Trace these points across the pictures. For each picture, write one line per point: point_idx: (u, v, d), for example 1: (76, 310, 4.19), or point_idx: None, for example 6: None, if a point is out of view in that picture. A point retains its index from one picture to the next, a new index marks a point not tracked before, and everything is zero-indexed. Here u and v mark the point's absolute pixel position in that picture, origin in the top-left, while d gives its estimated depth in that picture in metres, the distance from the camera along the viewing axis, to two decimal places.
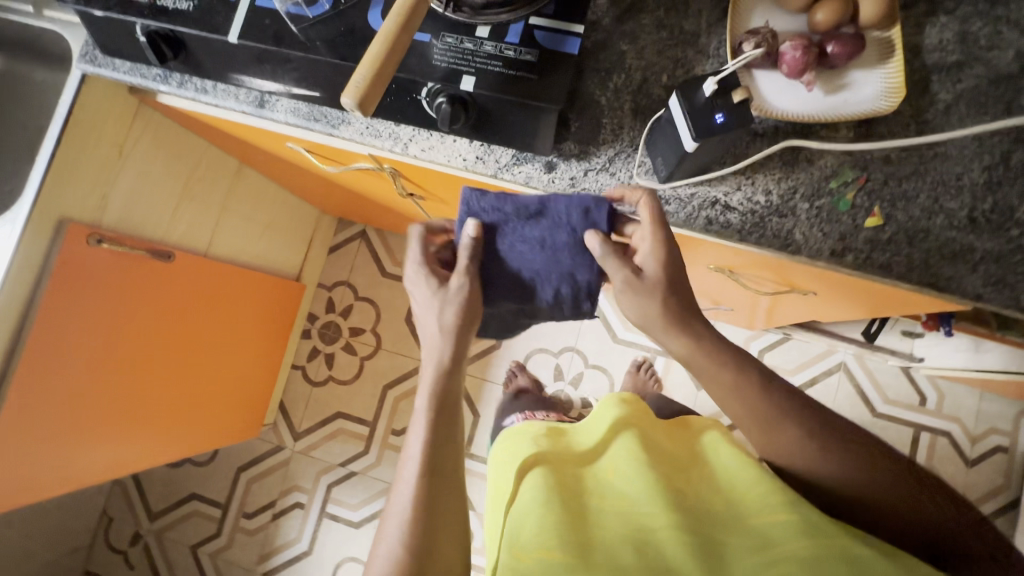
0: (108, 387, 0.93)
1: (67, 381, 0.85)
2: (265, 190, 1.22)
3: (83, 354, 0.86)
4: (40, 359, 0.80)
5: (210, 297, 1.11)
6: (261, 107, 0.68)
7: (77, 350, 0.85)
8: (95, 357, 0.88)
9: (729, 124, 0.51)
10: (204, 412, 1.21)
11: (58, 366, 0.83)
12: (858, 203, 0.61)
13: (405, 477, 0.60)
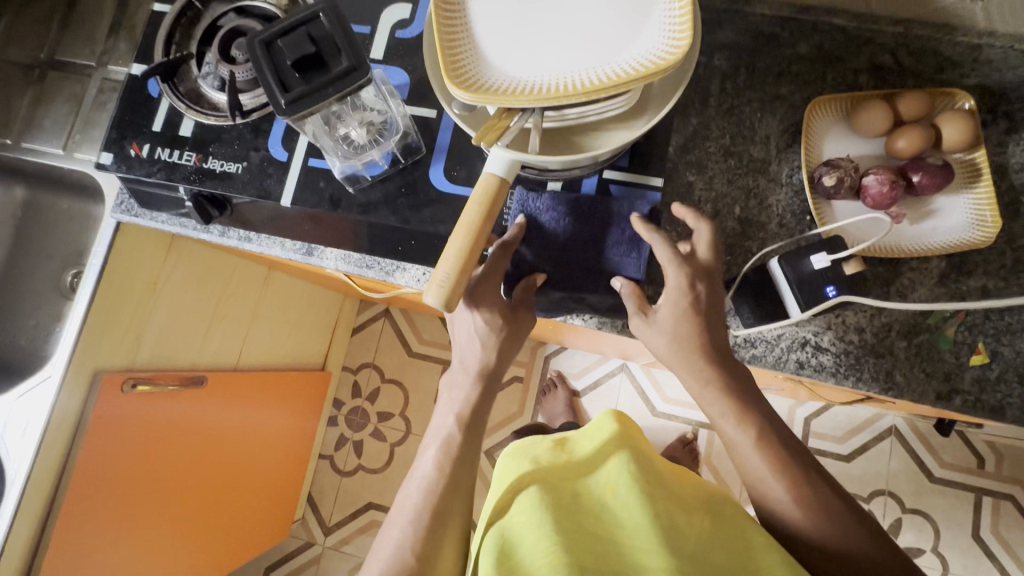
0: (147, 531, 0.87)
1: (105, 539, 0.79)
2: (293, 289, 1.18)
3: (119, 507, 0.80)
4: (76, 520, 0.75)
5: (245, 412, 1.05)
6: (310, 255, 0.63)
7: (113, 503, 0.79)
8: (132, 505, 0.82)
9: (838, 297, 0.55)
10: (239, 528, 1.14)
11: (94, 524, 0.78)
12: (960, 339, 0.57)
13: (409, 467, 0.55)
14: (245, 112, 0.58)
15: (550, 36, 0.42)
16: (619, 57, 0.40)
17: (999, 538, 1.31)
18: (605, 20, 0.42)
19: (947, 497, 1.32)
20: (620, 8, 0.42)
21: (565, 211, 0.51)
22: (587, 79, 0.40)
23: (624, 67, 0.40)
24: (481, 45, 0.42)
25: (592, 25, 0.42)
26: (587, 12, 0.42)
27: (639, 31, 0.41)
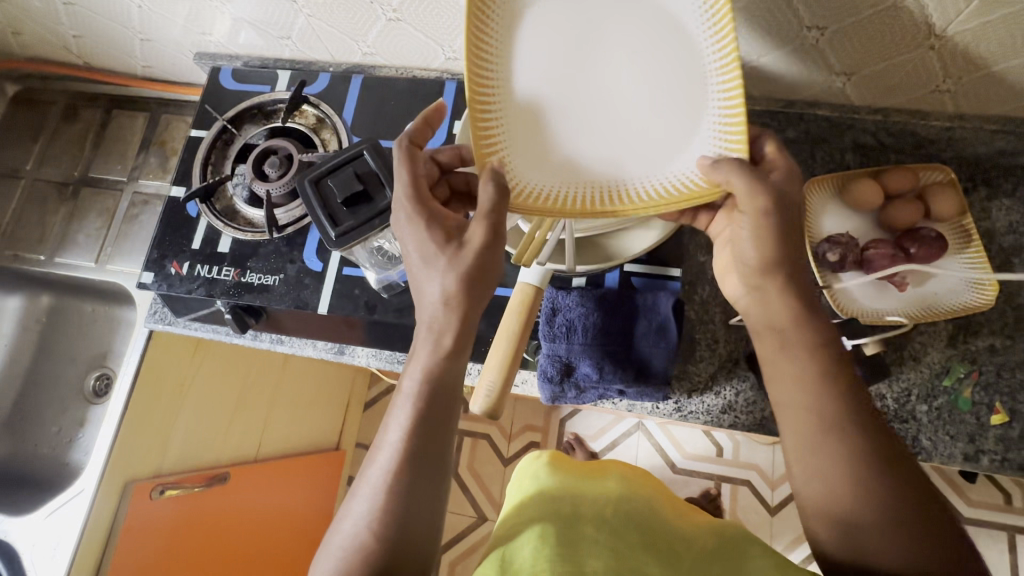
0: None
1: None
2: (310, 371, 1.19)
3: None
4: None
5: (265, 505, 1.04)
6: (341, 354, 0.66)
7: None
8: None
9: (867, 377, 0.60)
10: None
11: None
12: (977, 400, 0.59)
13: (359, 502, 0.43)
14: (280, 226, 0.62)
15: (595, 143, 0.44)
16: (667, 171, 0.43)
17: None
18: (651, 132, 0.44)
19: (980, 537, 1.30)
20: (665, 121, 0.44)
21: (593, 305, 0.54)
22: (638, 190, 0.43)
23: (671, 183, 0.43)
24: (524, 148, 0.44)
25: (637, 135, 0.44)
26: (635, 123, 0.44)
27: (681, 146, 0.44)
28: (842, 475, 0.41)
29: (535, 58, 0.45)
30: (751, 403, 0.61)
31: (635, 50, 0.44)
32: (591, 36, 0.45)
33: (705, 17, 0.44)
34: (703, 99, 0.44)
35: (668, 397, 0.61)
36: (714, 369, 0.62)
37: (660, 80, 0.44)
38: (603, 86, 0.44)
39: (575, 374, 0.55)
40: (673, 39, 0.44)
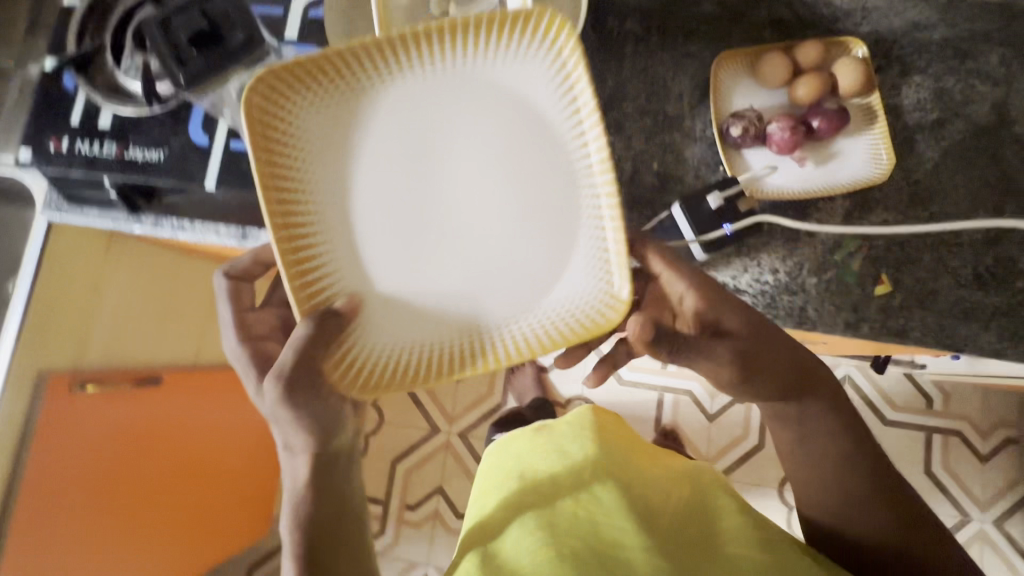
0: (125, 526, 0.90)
1: (81, 537, 0.83)
2: (255, 286, 1.16)
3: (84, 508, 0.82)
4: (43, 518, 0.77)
5: (213, 413, 1.08)
6: (245, 238, 0.64)
7: (79, 504, 0.81)
8: (103, 505, 0.85)
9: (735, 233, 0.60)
10: (225, 516, 1.18)
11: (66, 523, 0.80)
12: (864, 271, 0.61)
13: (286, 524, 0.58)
14: (161, 98, 0.57)
15: (466, 300, 0.48)
16: (572, 307, 0.48)
17: (950, 472, 1.38)
18: (530, 284, 0.49)
19: (899, 437, 1.39)
20: (539, 262, 0.49)
21: None
22: (546, 325, 0.48)
23: (579, 317, 0.48)
24: (387, 321, 0.48)
25: (518, 274, 0.49)
26: (505, 286, 0.49)
27: (566, 300, 0.49)
28: (828, 478, 0.59)
29: (384, 237, 0.48)
30: (650, 279, 0.62)
31: (492, 194, 0.49)
32: (440, 181, 0.49)
33: (559, 96, 0.49)
34: (573, 228, 0.49)
35: None
36: None
37: (525, 185, 0.49)
38: (463, 239, 0.49)
39: None
40: (530, 129, 0.49)
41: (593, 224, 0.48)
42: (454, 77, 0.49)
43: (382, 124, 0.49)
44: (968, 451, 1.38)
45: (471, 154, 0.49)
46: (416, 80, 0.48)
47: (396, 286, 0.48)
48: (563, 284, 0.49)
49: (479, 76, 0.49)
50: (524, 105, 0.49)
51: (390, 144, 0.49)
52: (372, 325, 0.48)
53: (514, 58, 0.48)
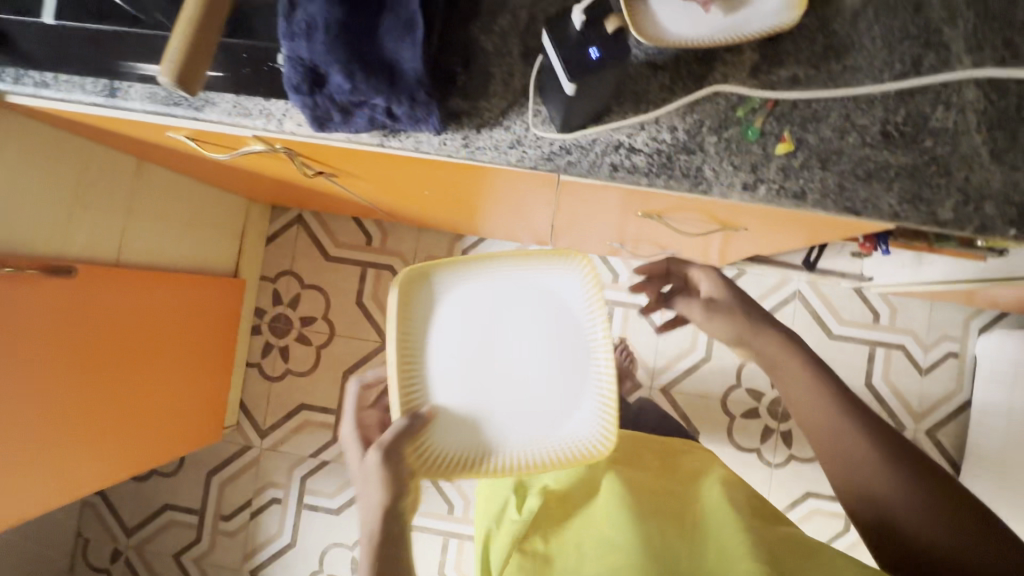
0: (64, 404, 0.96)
1: (22, 411, 0.88)
2: (176, 183, 1.16)
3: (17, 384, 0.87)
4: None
5: (133, 311, 1.08)
6: (113, 96, 0.61)
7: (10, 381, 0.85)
8: (37, 381, 0.90)
9: (603, 61, 0.49)
10: (171, 409, 1.24)
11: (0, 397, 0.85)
12: (767, 130, 0.57)
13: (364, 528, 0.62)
14: None
15: (502, 422, 0.66)
16: (577, 439, 0.66)
17: (890, 384, 1.41)
18: (538, 441, 0.66)
19: (843, 350, 1.41)
20: (553, 424, 0.67)
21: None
22: (546, 454, 0.65)
23: (581, 446, 0.66)
24: (450, 431, 0.65)
25: (540, 425, 0.67)
26: (524, 434, 0.66)
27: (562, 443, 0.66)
28: (877, 473, 0.55)
29: (451, 346, 0.65)
30: (541, 139, 0.58)
31: (530, 384, 0.67)
32: (495, 355, 0.66)
33: (588, 310, 0.67)
34: (583, 384, 0.68)
35: (454, 133, 0.59)
36: (506, 104, 0.58)
37: (554, 370, 0.68)
38: (514, 394, 0.67)
39: (327, 87, 0.51)
40: (558, 324, 0.68)
41: (596, 376, 0.68)
42: (527, 274, 0.67)
43: (456, 319, 0.65)
44: (909, 363, 1.41)
45: (514, 391, 0.67)
46: (490, 277, 0.66)
47: (452, 435, 0.65)
48: (560, 353, 0.68)
49: (541, 279, 0.67)
50: (562, 302, 0.68)
51: (466, 323, 0.66)
52: (441, 432, 0.64)
53: (555, 266, 0.67)
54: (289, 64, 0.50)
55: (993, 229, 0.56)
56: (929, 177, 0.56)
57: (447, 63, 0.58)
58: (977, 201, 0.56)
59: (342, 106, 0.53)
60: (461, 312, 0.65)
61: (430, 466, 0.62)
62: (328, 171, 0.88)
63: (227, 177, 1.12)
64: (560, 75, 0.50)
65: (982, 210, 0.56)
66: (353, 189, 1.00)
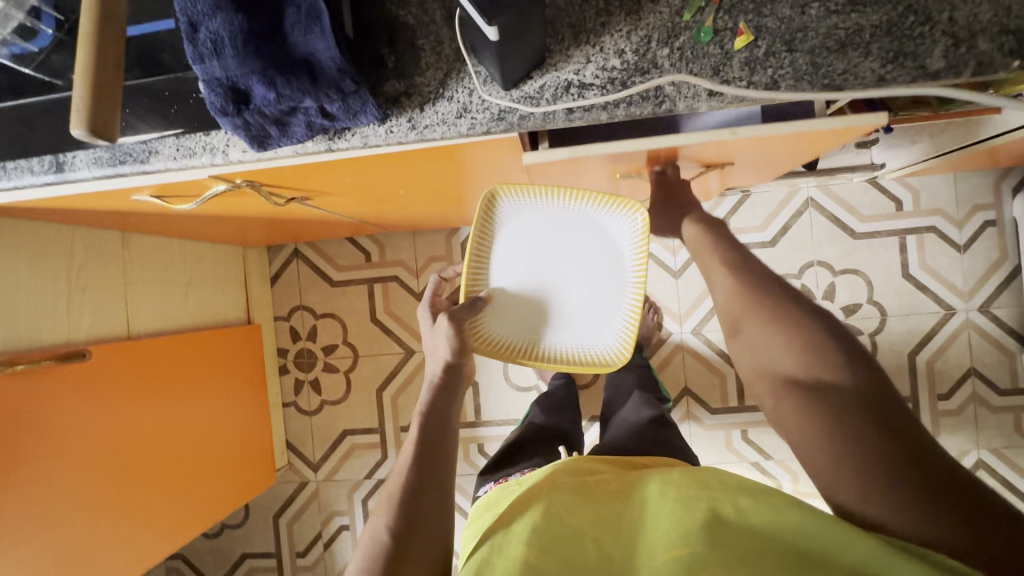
0: (109, 484, 0.97)
1: (69, 501, 0.90)
2: (166, 248, 1.18)
3: (57, 476, 0.88)
4: (24, 489, 0.84)
5: (157, 380, 1.10)
6: (62, 170, 0.60)
7: (50, 474, 0.87)
8: (76, 469, 0.91)
9: None
10: (219, 466, 1.26)
11: (45, 492, 0.87)
12: (720, 26, 0.53)
13: (401, 463, 0.72)
14: None
15: (547, 320, 0.79)
16: (612, 339, 0.78)
17: (930, 270, 1.34)
18: (577, 342, 0.79)
19: (871, 247, 1.35)
20: (590, 333, 0.78)
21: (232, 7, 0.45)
22: (593, 351, 0.78)
23: (618, 343, 0.78)
24: (505, 321, 0.79)
25: (589, 327, 0.79)
26: (568, 335, 0.79)
27: (597, 349, 0.78)
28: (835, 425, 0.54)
29: (510, 257, 0.78)
30: (487, 100, 0.55)
31: (582, 301, 0.78)
32: (546, 269, 0.78)
33: (631, 244, 0.76)
34: (618, 299, 0.78)
35: (398, 117, 0.56)
36: (443, 74, 0.55)
37: (596, 283, 0.78)
38: (565, 304, 0.79)
39: (253, 102, 0.49)
40: (601, 249, 0.77)
41: (632, 292, 0.77)
42: (584, 204, 0.76)
43: (542, 242, 0.77)
44: (945, 243, 1.33)
45: (565, 304, 0.78)
46: (553, 204, 0.76)
47: (510, 330, 0.79)
48: (588, 273, 0.78)
49: (596, 218, 0.77)
50: (609, 233, 0.77)
51: (529, 247, 0.78)
52: (509, 335, 0.79)
53: (608, 212, 0.76)
54: (207, 89, 0.47)
55: (993, 65, 0.50)
56: (909, 29, 0.50)
57: (375, 49, 0.55)
58: (969, 40, 0.50)
59: (274, 118, 0.51)
60: (518, 232, 0.77)
61: (489, 345, 0.78)
62: (299, 195, 0.87)
63: (210, 228, 1.12)
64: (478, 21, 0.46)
65: (977, 49, 0.50)
66: (331, 207, 0.99)
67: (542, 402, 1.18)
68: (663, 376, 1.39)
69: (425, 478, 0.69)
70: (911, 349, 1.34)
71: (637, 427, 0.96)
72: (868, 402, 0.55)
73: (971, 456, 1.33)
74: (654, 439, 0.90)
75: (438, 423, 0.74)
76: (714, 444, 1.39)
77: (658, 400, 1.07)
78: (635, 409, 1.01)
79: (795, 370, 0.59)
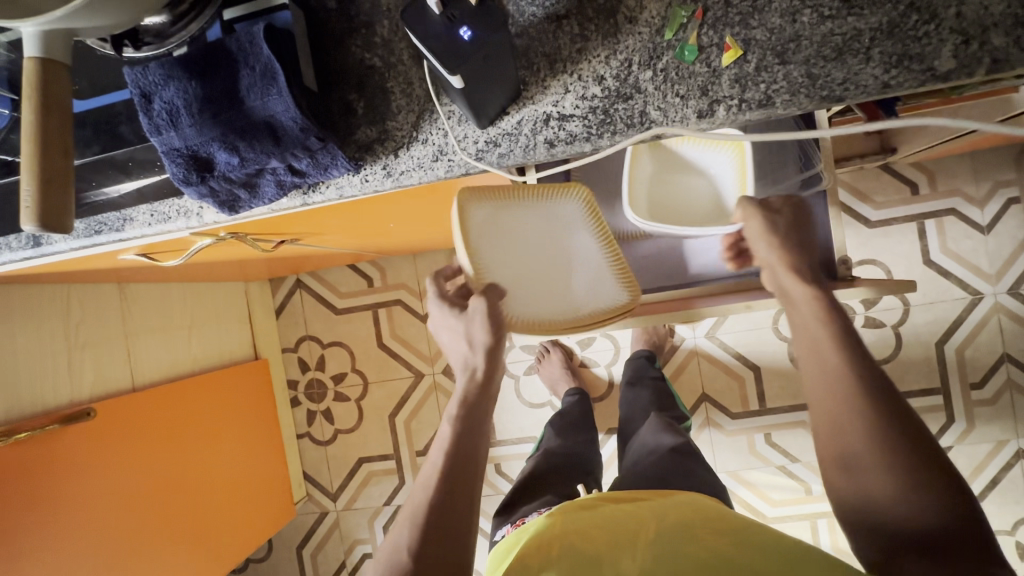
0: (127, 543, 0.97)
1: (87, 564, 0.90)
2: (166, 293, 1.18)
3: (73, 543, 0.88)
4: (40, 560, 0.83)
5: (169, 428, 1.09)
6: (40, 245, 0.60)
7: (65, 542, 0.87)
8: (92, 532, 0.91)
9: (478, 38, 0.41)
10: (236, 508, 1.25)
11: (61, 561, 0.86)
12: (705, 43, 0.49)
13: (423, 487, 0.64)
14: None
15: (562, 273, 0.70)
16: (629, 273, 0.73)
17: (953, 254, 1.27)
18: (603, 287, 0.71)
19: (889, 235, 1.29)
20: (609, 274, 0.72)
21: (185, 75, 0.43)
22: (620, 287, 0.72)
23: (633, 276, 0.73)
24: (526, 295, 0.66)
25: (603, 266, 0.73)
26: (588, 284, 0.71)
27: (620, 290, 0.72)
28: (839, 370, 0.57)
29: (502, 232, 0.66)
30: (463, 141, 0.52)
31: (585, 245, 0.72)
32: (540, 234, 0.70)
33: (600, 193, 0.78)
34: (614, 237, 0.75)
35: (372, 166, 0.53)
36: (415, 117, 0.53)
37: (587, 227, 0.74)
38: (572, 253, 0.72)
39: (216, 168, 0.47)
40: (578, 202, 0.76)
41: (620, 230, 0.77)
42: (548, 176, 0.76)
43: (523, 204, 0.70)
44: (967, 225, 1.27)
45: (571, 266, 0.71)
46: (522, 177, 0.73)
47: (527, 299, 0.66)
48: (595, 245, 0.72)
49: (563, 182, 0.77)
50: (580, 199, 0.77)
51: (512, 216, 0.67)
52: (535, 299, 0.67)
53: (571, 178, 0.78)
54: (168, 158, 0.45)
55: (1011, 60, 0.45)
56: (912, 29, 0.46)
57: (343, 95, 0.53)
58: (981, 37, 0.45)
59: (242, 181, 0.49)
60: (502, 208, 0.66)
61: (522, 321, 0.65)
62: (289, 238, 0.85)
63: (207, 272, 1.11)
64: (440, 68, 0.42)
65: (990, 45, 0.45)
66: (324, 243, 0.97)
67: (557, 423, 1.15)
68: (679, 384, 1.36)
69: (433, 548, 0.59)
70: (938, 338, 1.29)
71: (655, 449, 0.92)
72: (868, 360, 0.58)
73: (1009, 446, 1.27)
74: (670, 467, 0.86)
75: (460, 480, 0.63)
76: (737, 450, 1.34)
77: (674, 422, 1.03)
78: (653, 433, 0.97)
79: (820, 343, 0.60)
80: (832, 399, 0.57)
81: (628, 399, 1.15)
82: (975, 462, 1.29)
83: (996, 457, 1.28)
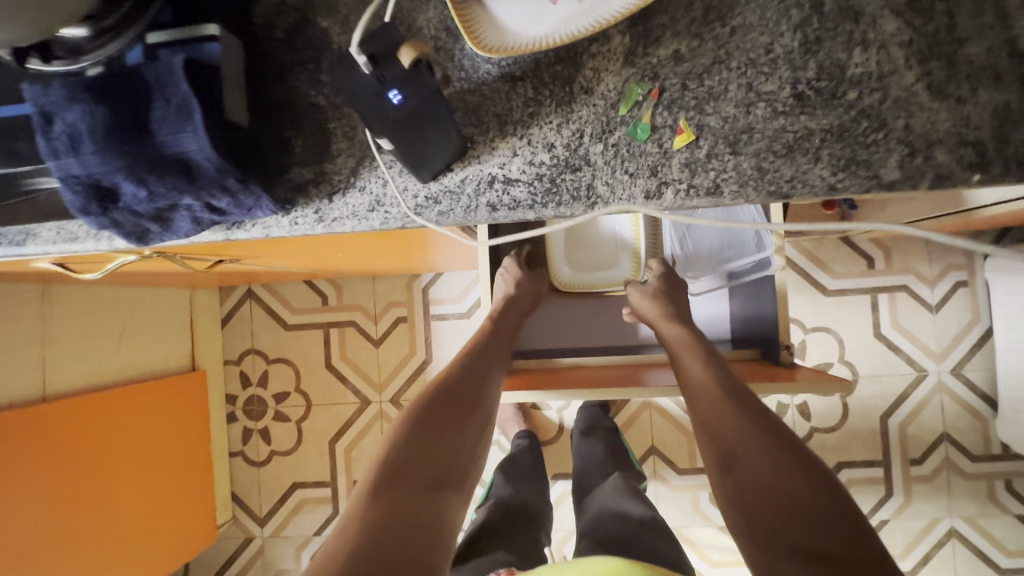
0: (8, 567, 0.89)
1: None
2: (97, 296, 1.10)
3: None
4: None
5: (77, 476, 1.01)
6: None
7: None
8: None
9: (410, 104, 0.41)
10: (147, 531, 1.16)
11: None
12: (659, 123, 0.48)
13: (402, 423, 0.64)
14: None
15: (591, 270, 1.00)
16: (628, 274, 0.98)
17: (902, 330, 1.30)
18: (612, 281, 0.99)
19: (844, 306, 1.31)
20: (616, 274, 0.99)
21: (91, 99, 0.39)
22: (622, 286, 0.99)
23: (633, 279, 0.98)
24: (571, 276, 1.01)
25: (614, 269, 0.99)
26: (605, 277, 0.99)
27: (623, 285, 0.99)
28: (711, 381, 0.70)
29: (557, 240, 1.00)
30: (403, 193, 0.49)
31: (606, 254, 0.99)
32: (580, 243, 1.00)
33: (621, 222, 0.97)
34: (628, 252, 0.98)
35: (304, 207, 0.50)
36: (354, 163, 0.50)
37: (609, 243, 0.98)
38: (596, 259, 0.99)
39: (122, 200, 0.43)
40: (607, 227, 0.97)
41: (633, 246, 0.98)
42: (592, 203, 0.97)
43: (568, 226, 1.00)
44: (918, 304, 1.30)
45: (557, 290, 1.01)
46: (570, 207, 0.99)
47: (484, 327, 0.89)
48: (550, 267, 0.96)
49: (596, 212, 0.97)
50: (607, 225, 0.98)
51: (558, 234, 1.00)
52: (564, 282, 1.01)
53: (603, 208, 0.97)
54: (64, 184, 0.41)
55: (952, 177, 0.45)
56: (861, 135, 0.46)
57: (280, 130, 0.50)
58: (926, 150, 0.46)
59: (151, 215, 0.45)
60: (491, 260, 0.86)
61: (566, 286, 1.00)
62: (226, 259, 0.81)
63: (144, 279, 1.05)
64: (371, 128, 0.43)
65: (934, 160, 0.45)
66: (268, 264, 0.92)
67: (505, 472, 1.12)
68: (629, 434, 1.34)
69: (419, 452, 0.60)
70: (883, 412, 1.30)
71: (619, 512, 0.88)
72: (727, 375, 0.71)
73: (943, 523, 1.29)
74: (624, 532, 0.83)
75: (461, 405, 0.67)
76: (681, 507, 1.32)
77: (636, 487, 0.99)
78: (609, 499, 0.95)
79: (694, 362, 0.74)
80: (718, 410, 0.66)
81: (581, 454, 1.13)
82: (910, 537, 1.30)
83: (931, 534, 1.29)
